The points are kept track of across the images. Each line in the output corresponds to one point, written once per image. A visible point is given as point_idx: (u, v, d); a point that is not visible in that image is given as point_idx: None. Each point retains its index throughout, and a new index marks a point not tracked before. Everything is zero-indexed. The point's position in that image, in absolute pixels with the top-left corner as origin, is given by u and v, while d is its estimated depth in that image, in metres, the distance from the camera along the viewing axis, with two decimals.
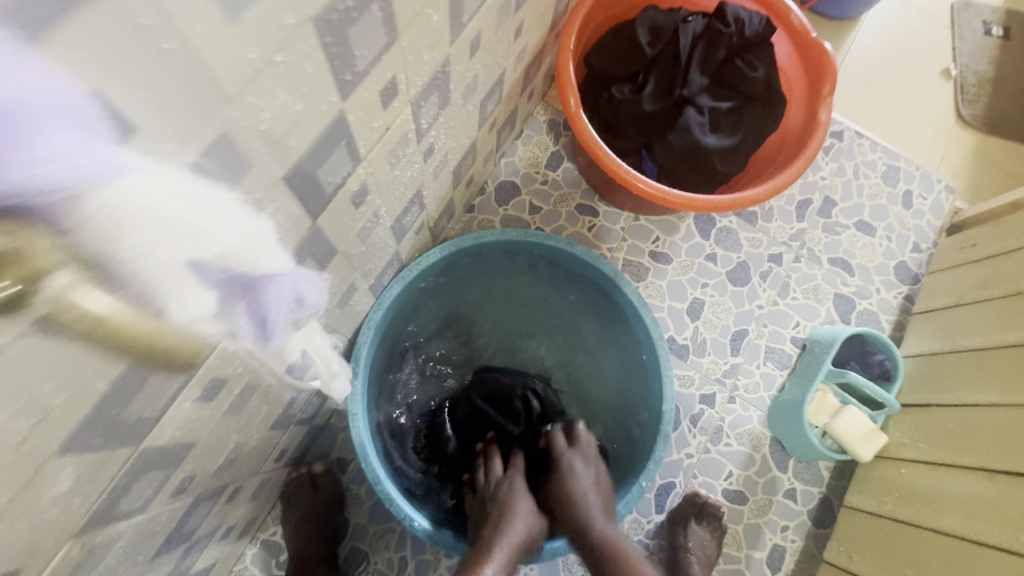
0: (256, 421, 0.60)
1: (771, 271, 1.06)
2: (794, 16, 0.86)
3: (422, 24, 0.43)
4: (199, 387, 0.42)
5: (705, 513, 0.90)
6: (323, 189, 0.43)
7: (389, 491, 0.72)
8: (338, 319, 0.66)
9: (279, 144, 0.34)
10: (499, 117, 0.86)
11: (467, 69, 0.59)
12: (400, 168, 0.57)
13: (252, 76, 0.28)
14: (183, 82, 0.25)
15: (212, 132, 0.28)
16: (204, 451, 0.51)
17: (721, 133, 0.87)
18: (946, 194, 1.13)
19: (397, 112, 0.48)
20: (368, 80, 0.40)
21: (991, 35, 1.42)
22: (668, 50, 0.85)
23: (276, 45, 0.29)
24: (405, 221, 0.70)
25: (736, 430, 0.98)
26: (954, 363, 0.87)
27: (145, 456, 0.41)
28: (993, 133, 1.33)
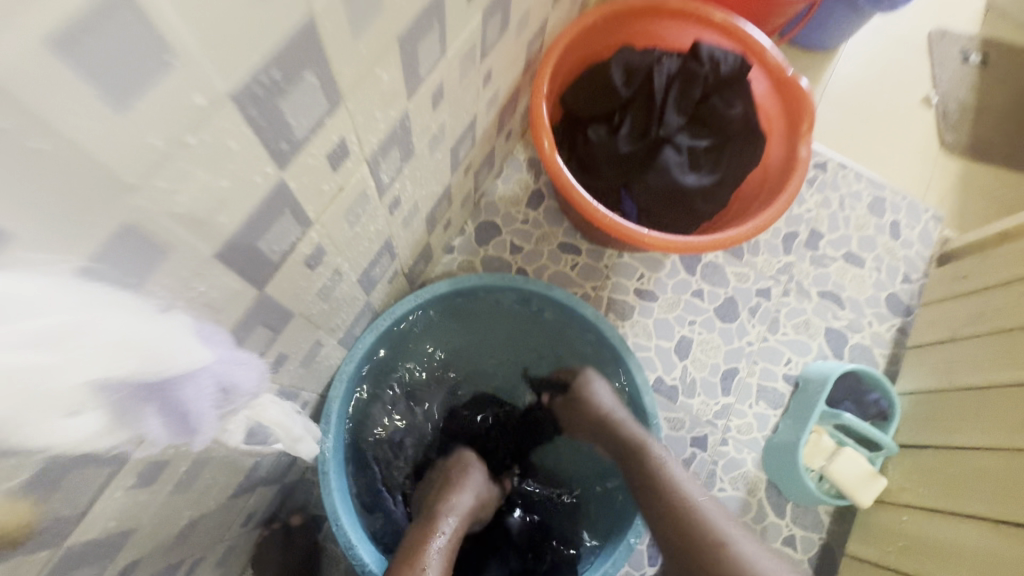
0: (212, 492, 0.57)
1: (759, 306, 1.03)
2: (769, 53, 0.86)
3: (370, 85, 0.41)
4: (135, 473, 0.39)
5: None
6: (267, 257, 0.41)
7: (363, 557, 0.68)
8: (303, 377, 0.63)
9: (204, 223, 0.32)
10: (474, 160, 0.85)
11: (431, 120, 0.58)
12: (361, 224, 0.55)
13: (159, 162, 0.26)
14: (69, 180, 0.23)
15: (114, 223, 0.26)
16: (147, 535, 0.47)
17: (701, 171, 0.85)
18: (934, 223, 1.12)
19: (350, 172, 0.46)
20: (310, 147, 0.38)
21: (969, 62, 1.43)
22: (643, 91, 0.84)
23: (189, 128, 0.27)
24: (374, 272, 0.68)
25: (730, 474, 0.94)
26: (951, 404, 0.84)
27: (69, 554, 0.38)
28: (978, 159, 1.32)
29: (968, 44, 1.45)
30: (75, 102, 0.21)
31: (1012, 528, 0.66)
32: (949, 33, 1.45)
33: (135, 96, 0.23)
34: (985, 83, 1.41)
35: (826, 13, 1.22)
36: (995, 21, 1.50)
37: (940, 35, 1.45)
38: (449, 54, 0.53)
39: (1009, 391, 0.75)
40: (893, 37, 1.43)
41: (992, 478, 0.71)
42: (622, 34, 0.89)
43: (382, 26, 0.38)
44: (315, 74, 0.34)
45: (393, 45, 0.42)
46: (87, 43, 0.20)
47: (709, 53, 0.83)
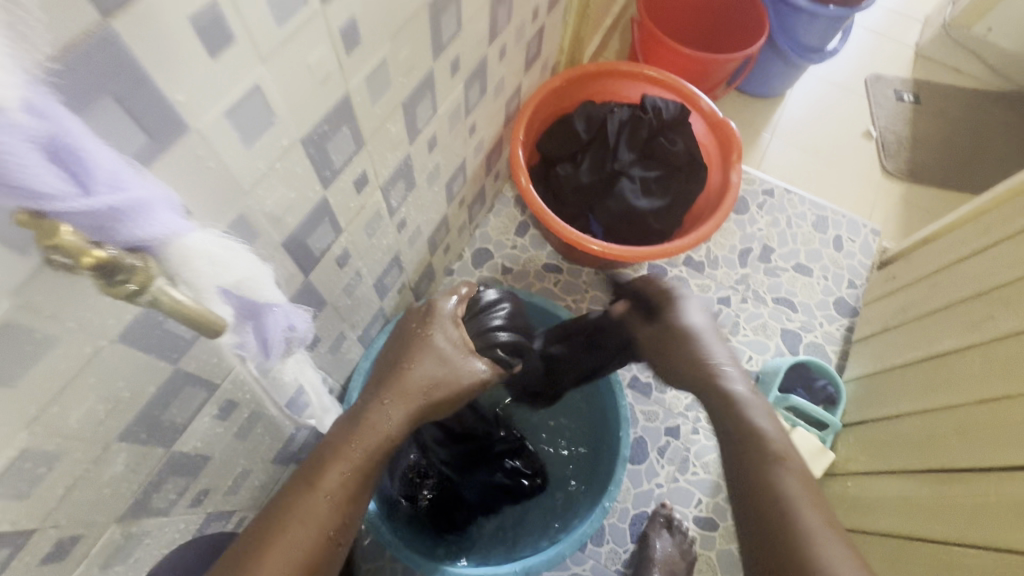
0: (260, 450, 0.72)
1: (721, 311, 1.18)
2: (704, 102, 1.06)
3: (383, 134, 0.61)
4: (217, 404, 0.56)
5: (672, 524, 0.97)
6: (312, 252, 0.59)
7: (386, 534, 0.78)
8: (329, 362, 0.80)
9: (279, 220, 0.50)
10: (467, 195, 1.04)
11: (428, 160, 0.77)
12: (377, 237, 0.73)
13: (260, 177, 0.45)
14: (219, 185, 0.41)
15: (233, 214, 0.44)
16: (216, 469, 0.62)
17: (652, 196, 1.04)
18: (873, 237, 1.27)
19: (369, 195, 0.65)
20: (342, 175, 0.57)
21: (903, 100, 1.63)
22: (600, 135, 1.05)
23: (277, 159, 0.46)
24: (386, 280, 0.85)
25: (701, 459, 1.05)
26: (886, 381, 0.98)
27: (173, 459, 0.53)
28: (917, 182, 1.50)
29: (901, 86, 1.66)
30: (229, 141, 0.40)
31: (930, 474, 0.79)
32: (883, 77, 1.67)
33: (254, 139, 0.42)
34: (918, 117, 1.61)
35: (765, 66, 1.44)
36: (925, 66, 1.72)
37: (875, 79, 1.66)
38: (439, 112, 0.73)
39: (930, 363, 0.90)
40: (833, 83, 1.65)
41: (916, 438, 0.85)
42: (584, 92, 1.11)
43: (390, 95, 0.58)
44: (348, 127, 0.53)
45: (398, 107, 0.61)
46: (239, 111, 0.39)
47: (652, 104, 1.04)
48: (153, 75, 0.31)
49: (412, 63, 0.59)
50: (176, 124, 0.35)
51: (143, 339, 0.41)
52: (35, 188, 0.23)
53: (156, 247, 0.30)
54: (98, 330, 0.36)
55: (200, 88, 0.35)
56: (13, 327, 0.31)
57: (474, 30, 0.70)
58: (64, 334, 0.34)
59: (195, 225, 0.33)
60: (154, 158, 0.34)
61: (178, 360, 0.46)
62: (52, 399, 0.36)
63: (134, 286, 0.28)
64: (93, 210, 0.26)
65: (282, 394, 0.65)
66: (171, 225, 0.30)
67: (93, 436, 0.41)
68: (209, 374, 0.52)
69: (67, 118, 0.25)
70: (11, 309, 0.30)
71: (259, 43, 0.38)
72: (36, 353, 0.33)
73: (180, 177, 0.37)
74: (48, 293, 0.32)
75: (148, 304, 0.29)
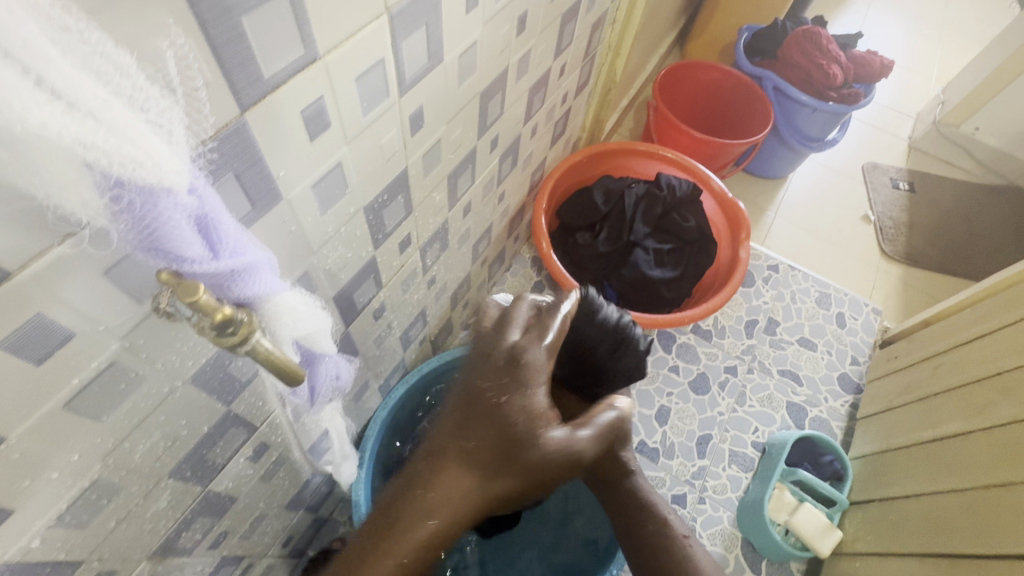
0: (279, 494, 0.72)
1: (727, 380, 1.20)
2: (715, 183, 1.15)
3: (429, 202, 0.67)
4: (252, 446, 0.58)
5: None
6: (355, 305, 0.63)
7: None
8: (351, 409, 0.82)
9: (335, 277, 0.55)
10: (490, 254, 1.10)
11: (462, 224, 0.83)
12: (409, 292, 0.78)
13: (327, 239, 0.50)
14: (295, 246, 0.46)
15: (300, 270, 0.49)
16: (238, 511, 0.64)
17: (666, 267, 1.09)
18: (874, 316, 1.32)
19: (409, 255, 0.70)
20: (392, 237, 0.62)
21: (899, 188, 1.73)
22: (617, 207, 1.12)
23: (342, 224, 0.51)
24: (412, 332, 0.89)
25: (708, 530, 1.05)
26: (893, 461, 1.00)
27: (207, 498, 0.55)
28: (915, 266, 1.56)
29: (897, 175, 1.77)
30: (311, 208, 0.45)
31: (942, 560, 0.79)
32: (879, 166, 1.78)
33: (330, 206, 0.47)
34: (914, 205, 1.70)
35: (770, 151, 1.54)
36: (918, 158, 1.84)
37: (872, 168, 1.77)
38: (476, 183, 0.80)
39: (936, 445, 0.91)
40: (832, 168, 1.76)
41: (926, 520, 0.86)
42: (602, 167, 1.20)
43: (440, 169, 0.65)
44: (402, 197, 0.59)
45: (445, 178, 0.68)
46: (321, 185, 0.44)
47: (667, 181, 1.12)
48: (265, 158, 0.37)
49: (461, 142, 0.66)
50: (274, 195, 0.40)
51: (207, 381, 0.44)
52: (181, 251, 0.28)
53: (255, 303, 0.34)
54: (176, 372, 0.40)
55: (297, 165, 0.41)
56: (115, 367, 0.34)
57: (514, 113, 0.78)
58: (151, 373, 0.38)
59: (283, 283, 0.37)
60: (252, 223, 0.39)
61: (231, 402, 0.49)
62: (127, 433, 0.39)
63: (240, 337, 0.32)
64: (217, 271, 0.30)
65: (309, 439, 0.67)
66: (268, 286, 0.34)
67: (149, 471, 0.44)
68: (252, 416, 0.54)
69: (211, 196, 0.29)
70: (120, 350, 0.34)
71: (348, 128, 0.44)
72: (127, 389, 0.37)
73: (265, 240, 0.42)
74: (148, 337, 0.36)
75: (245, 353, 0.33)
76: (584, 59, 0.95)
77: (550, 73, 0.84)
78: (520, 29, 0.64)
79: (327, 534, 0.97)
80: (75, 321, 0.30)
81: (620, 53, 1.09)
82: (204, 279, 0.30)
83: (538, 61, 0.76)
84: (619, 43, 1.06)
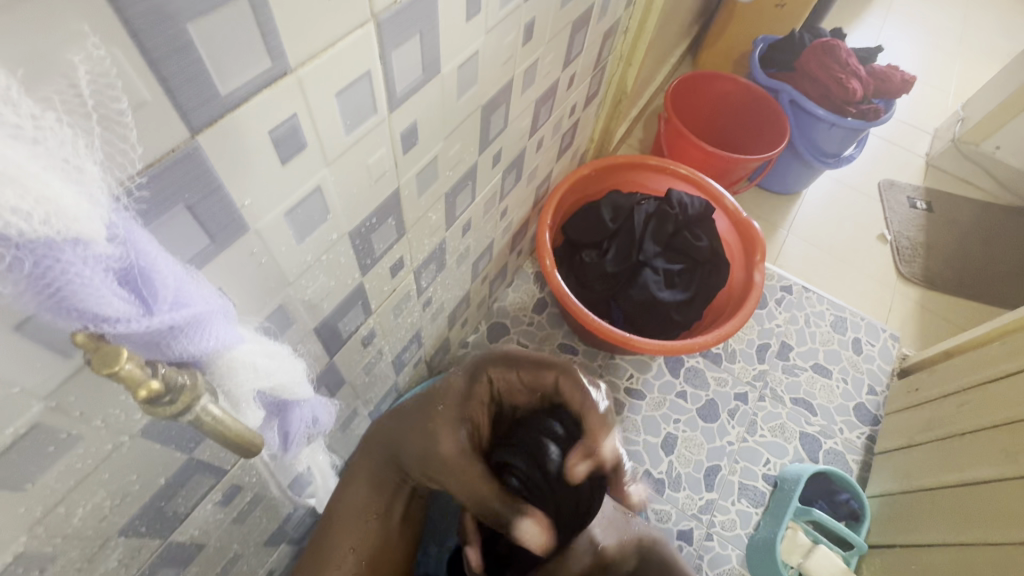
0: (255, 532, 0.67)
1: (738, 408, 1.14)
2: (728, 201, 1.10)
3: (424, 222, 0.62)
4: (222, 490, 0.52)
5: None
6: (341, 334, 0.58)
7: None
8: (337, 438, 0.77)
9: (316, 307, 0.50)
10: (490, 271, 1.04)
11: (460, 242, 0.78)
12: (402, 316, 0.72)
13: (306, 268, 0.45)
14: (266, 279, 0.41)
15: (274, 304, 0.44)
16: (207, 556, 0.58)
17: (676, 288, 1.04)
18: (892, 342, 1.26)
19: (402, 278, 0.65)
20: (382, 261, 0.57)
21: (916, 207, 1.67)
22: (626, 224, 1.06)
23: (324, 251, 0.46)
24: (405, 355, 0.84)
25: (716, 569, 0.99)
26: (916, 503, 0.93)
27: (168, 549, 0.49)
28: (933, 289, 1.50)
29: (914, 193, 1.71)
30: (285, 237, 0.40)
31: None
32: (896, 183, 1.72)
33: (308, 234, 0.42)
34: (932, 225, 1.64)
35: (784, 166, 1.49)
36: (935, 176, 1.78)
37: (888, 185, 1.71)
38: (477, 200, 0.75)
39: (964, 490, 0.85)
40: (847, 184, 1.70)
41: (954, 573, 0.80)
42: (610, 181, 1.15)
43: (436, 187, 0.59)
44: (393, 219, 0.54)
45: (441, 197, 0.62)
46: (297, 211, 0.39)
47: (678, 199, 1.06)
48: (225, 185, 0.32)
49: (460, 159, 0.61)
50: (238, 226, 0.35)
51: (161, 432, 0.39)
52: (99, 310, 0.22)
53: (207, 358, 0.29)
54: (121, 426, 0.35)
55: (266, 192, 0.35)
56: (38, 430, 0.29)
57: (519, 127, 0.73)
58: (88, 432, 0.33)
59: (241, 332, 0.31)
60: (212, 258, 0.34)
61: (193, 450, 0.44)
62: (61, 498, 0.34)
63: (182, 404, 0.26)
64: (151, 329, 0.25)
65: (287, 477, 0.62)
66: (221, 339, 0.29)
67: (93, 533, 0.38)
68: (220, 461, 0.49)
69: (143, 240, 0.24)
70: (44, 411, 0.29)
71: (328, 149, 0.38)
72: (57, 452, 0.31)
73: (230, 276, 0.37)
74: (81, 392, 0.30)
75: (189, 422, 0.27)
76: (594, 69, 0.90)
77: (558, 84, 0.79)
78: (526, 37, 0.59)
79: None
80: None
81: (632, 63, 1.03)
82: (135, 339, 0.25)
83: (546, 72, 0.71)
84: (631, 53, 1.01)
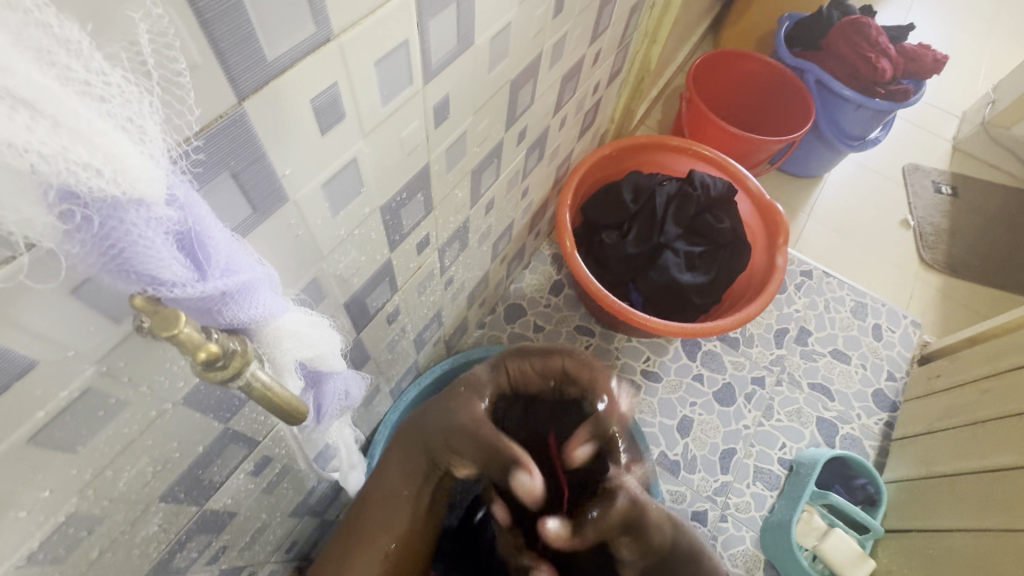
0: (282, 503, 0.68)
1: (754, 392, 1.14)
2: (751, 183, 1.08)
3: (450, 199, 0.61)
4: (253, 461, 0.53)
5: None
6: (368, 310, 0.58)
7: None
8: (360, 414, 0.78)
9: (347, 282, 0.50)
10: (509, 252, 1.04)
11: (483, 221, 0.78)
12: (425, 294, 0.73)
13: (338, 243, 0.45)
14: (302, 254, 0.41)
15: (308, 278, 0.44)
16: (238, 525, 0.60)
17: (696, 271, 1.03)
18: (913, 329, 1.25)
19: (427, 256, 0.65)
20: (410, 238, 0.57)
21: (941, 192, 1.63)
22: (647, 206, 1.05)
23: (356, 226, 0.46)
24: (426, 334, 0.84)
25: (729, 550, 1.00)
26: (934, 489, 0.93)
27: (203, 517, 0.51)
28: (956, 275, 1.48)
29: (939, 178, 1.67)
30: (321, 209, 0.40)
31: None
32: (921, 168, 1.68)
33: (342, 208, 0.42)
34: (957, 211, 1.60)
35: (807, 149, 1.46)
36: (962, 160, 1.73)
37: (913, 169, 1.67)
38: (500, 179, 0.74)
39: (986, 476, 0.85)
40: (870, 168, 1.67)
41: (971, 558, 0.80)
42: (631, 161, 1.14)
43: (463, 164, 0.59)
44: (422, 195, 0.54)
45: (468, 174, 0.62)
46: (334, 183, 0.39)
47: (701, 180, 1.04)
48: (269, 154, 0.32)
49: (487, 135, 0.60)
50: (278, 196, 0.35)
51: (202, 401, 0.39)
52: (158, 275, 0.22)
53: (253, 326, 0.29)
54: (165, 394, 0.35)
55: (307, 163, 0.35)
56: (90, 394, 0.30)
57: (544, 103, 0.72)
58: (135, 398, 0.33)
59: (284, 303, 0.31)
60: (253, 228, 0.34)
61: (229, 420, 0.44)
62: (109, 462, 0.34)
63: (234, 370, 0.26)
64: (204, 294, 0.25)
65: (313, 451, 0.63)
66: (267, 308, 0.29)
67: (137, 498, 0.39)
68: (252, 432, 0.49)
69: (198, 205, 0.24)
70: (95, 376, 0.29)
71: (365, 121, 0.38)
72: (106, 417, 0.32)
73: (268, 249, 0.37)
74: (130, 359, 0.31)
75: (238, 388, 0.28)
76: (619, 45, 0.88)
77: (584, 61, 0.77)
78: (557, 10, 0.57)
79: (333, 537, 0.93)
80: (37, 348, 0.25)
81: (656, 41, 1.01)
82: (189, 304, 0.25)
83: (573, 48, 0.70)
84: (656, 29, 0.99)
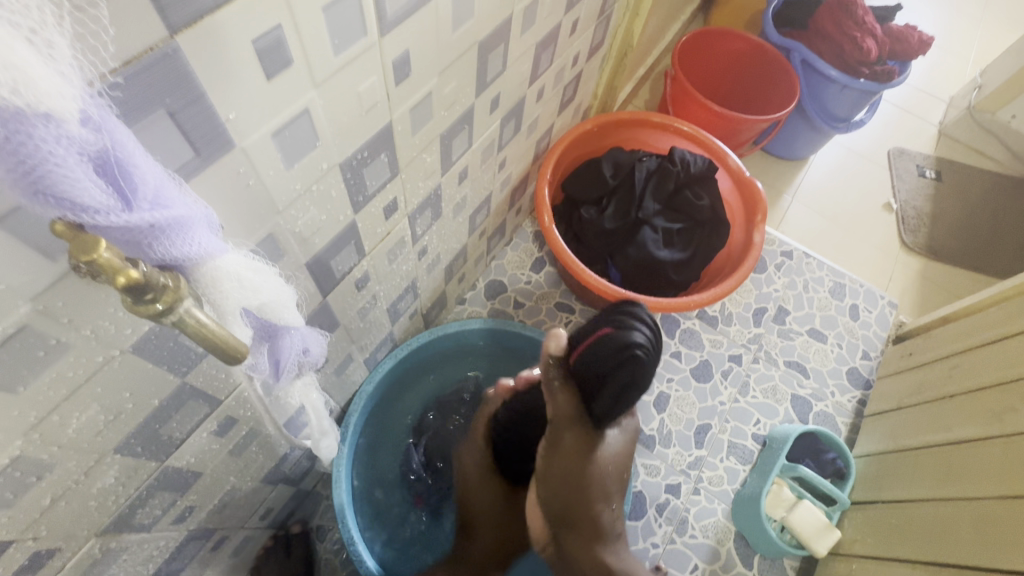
0: (252, 467, 0.69)
1: (731, 370, 1.15)
2: (731, 160, 1.08)
3: (418, 163, 0.61)
4: (216, 421, 0.53)
5: None
6: (334, 273, 0.58)
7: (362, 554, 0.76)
8: (332, 382, 0.78)
9: (307, 241, 0.50)
10: (489, 226, 1.04)
11: (456, 192, 0.77)
12: (397, 262, 0.73)
13: (295, 198, 0.44)
14: (253, 207, 0.41)
15: (263, 232, 0.44)
16: (204, 486, 0.60)
17: (674, 248, 1.03)
18: (890, 309, 1.26)
19: (396, 222, 0.65)
20: (375, 201, 0.57)
21: (925, 176, 1.64)
22: (626, 181, 1.05)
23: (313, 181, 0.45)
24: (400, 305, 0.84)
25: (701, 522, 1.02)
26: (902, 463, 0.95)
27: (165, 473, 0.51)
28: (936, 259, 1.49)
29: (923, 162, 1.67)
30: (273, 161, 0.39)
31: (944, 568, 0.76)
32: (906, 152, 1.68)
33: (296, 160, 0.41)
34: (939, 196, 1.61)
35: (792, 130, 1.46)
36: (948, 145, 1.73)
37: (898, 153, 1.67)
38: (474, 147, 0.73)
39: (949, 449, 0.87)
40: (856, 152, 1.67)
41: (930, 525, 0.82)
42: (613, 138, 1.13)
43: (430, 127, 0.58)
44: (385, 156, 0.53)
45: (437, 139, 0.62)
46: (285, 133, 0.39)
47: (681, 156, 1.04)
48: (209, 97, 0.31)
49: (456, 98, 0.60)
50: (223, 141, 0.34)
51: (154, 351, 0.39)
52: (76, 197, 0.23)
53: (189, 264, 0.29)
54: (112, 340, 0.35)
55: (252, 109, 0.35)
56: (26, 332, 0.30)
57: (519, 70, 0.71)
58: (77, 341, 0.33)
59: (225, 245, 0.31)
60: (197, 173, 0.34)
61: (186, 375, 0.44)
62: (54, 407, 0.35)
63: (163, 303, 0.26)
64: (131, 224, 0.25)
65: (282, 414, 0.63)
66: (204, 246, 0.29)
67: (89, 446, 0.40)
68: (213, 389, 0.49)
69: (121, 130, 0.24)
70: (31, 314, 0.29)
71: (315, 69, 0.37)
72: (48, 358, 0.32)
73: (218, 199, 0.37)
74: (69, 299, 0.31)
75: (172, 324, 0.28)
76: (599, 16, 0.87)
77: (560, 29, 0.77)
78: None
79: (309, 506, 0.95)
80: None
81: (638, 14, 1.00)
82: (116, 234, 0.25)
83: (547, 14, 0.69)
84: (638, 2, 0.97)
